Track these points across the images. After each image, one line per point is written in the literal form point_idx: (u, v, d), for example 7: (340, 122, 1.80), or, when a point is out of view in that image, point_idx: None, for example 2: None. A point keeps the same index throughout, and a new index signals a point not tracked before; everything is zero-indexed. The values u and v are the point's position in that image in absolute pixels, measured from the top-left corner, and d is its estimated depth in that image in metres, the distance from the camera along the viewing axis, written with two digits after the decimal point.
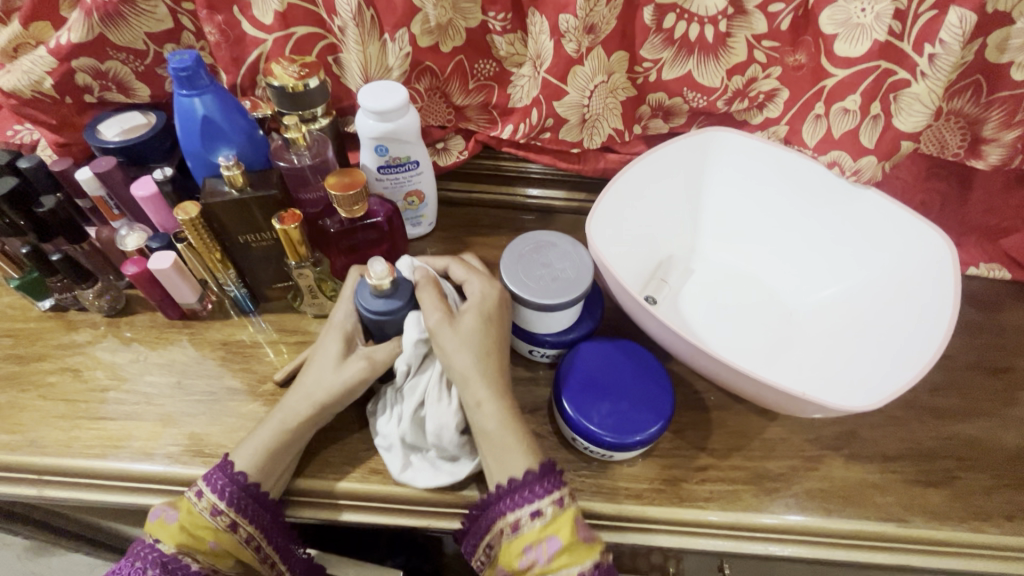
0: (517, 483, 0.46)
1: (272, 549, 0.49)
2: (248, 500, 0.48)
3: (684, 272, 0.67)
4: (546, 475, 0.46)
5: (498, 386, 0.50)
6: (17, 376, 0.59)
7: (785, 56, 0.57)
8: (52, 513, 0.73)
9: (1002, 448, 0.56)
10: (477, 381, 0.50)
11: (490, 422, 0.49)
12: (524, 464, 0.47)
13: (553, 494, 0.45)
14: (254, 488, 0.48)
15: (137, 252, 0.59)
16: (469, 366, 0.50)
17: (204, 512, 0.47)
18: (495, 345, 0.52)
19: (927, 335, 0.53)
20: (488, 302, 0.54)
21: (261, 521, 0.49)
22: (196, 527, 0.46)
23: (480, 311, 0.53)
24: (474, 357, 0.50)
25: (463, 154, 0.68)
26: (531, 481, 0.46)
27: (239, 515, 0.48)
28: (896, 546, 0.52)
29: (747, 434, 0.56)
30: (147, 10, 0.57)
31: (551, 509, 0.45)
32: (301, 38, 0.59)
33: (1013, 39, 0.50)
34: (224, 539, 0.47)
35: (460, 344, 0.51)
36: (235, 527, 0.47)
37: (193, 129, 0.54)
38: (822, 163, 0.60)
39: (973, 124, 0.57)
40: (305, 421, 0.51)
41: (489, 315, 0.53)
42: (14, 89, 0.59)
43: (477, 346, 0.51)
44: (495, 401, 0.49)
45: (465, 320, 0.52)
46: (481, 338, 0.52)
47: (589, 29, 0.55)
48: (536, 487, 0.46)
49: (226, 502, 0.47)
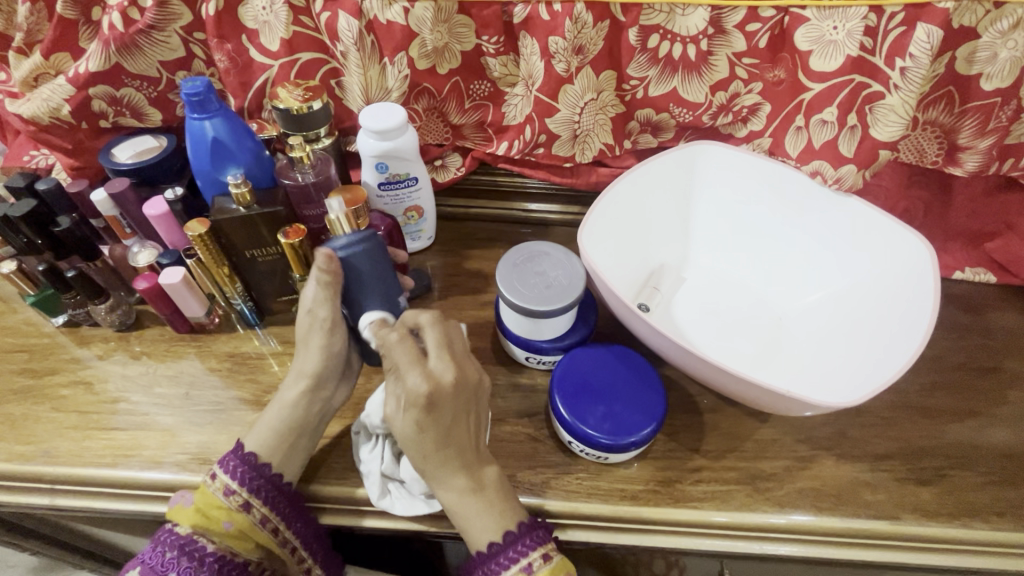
0: (485, 554, 0.47)
1: (290, 533, 0.51)
2: (260, 481, 0.50)
3: (675, 281, 0.69)
4: (513, 541, 0.47)
5: (456, 476, 0.49)
6: (32, 389, 0.61)
7: (765, 72, 0.60)
8: (59, 526, 0.74)
9: (991, 446, 0.57)
10: (432, 471, 0.49)
11: (453, 506, 0.49)
12: (488, 534, 0.48)
13: (520, 562, 0.47)
14: (266, 470, 0.50)
15: (148, 268, 0.62)
16: (421, 462, 0.49)
17: (217, 492, 0.49)
18: (444, 438, 0.48)
19: (910, 332, 0.55)
20: (418, 398, 0.46)
21: (275, 504, 0.50)
22: (210, 508, 0.48)
23: (413, 411, 0.47)
24: (421, 455, 0.48)
25: (460, 171, 0.71)
26: (497, 551, 0.47)
27: (252, 496, 0.49)
28: (890, 543, 0.53)
29: (740, 436, 0.58)
30: (161, 41, 0.60)
31: None
32: (305, 63, 0.62)
33: (979, 52, 0.53)
34: (238, 519, 0.48)
35: (407, 442, 0.48)
36: (247, 508, 0.49)
37: (203, 151, 0.57)
38: (805, 172, 0.63)
39: (948, 133, 0.60)
40: (302, 396, 0.54)
41: (428, 413, 0.47)
42: (34, 115, 0.63)
43: (422, 444, 0.48)
44: (456, 482, 0.49)
45: (401, 422, 0.48)
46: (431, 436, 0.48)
47: (577, 50, 0.58)
48: (501, 556, 0.47)
49: (239, 481, 0.49)
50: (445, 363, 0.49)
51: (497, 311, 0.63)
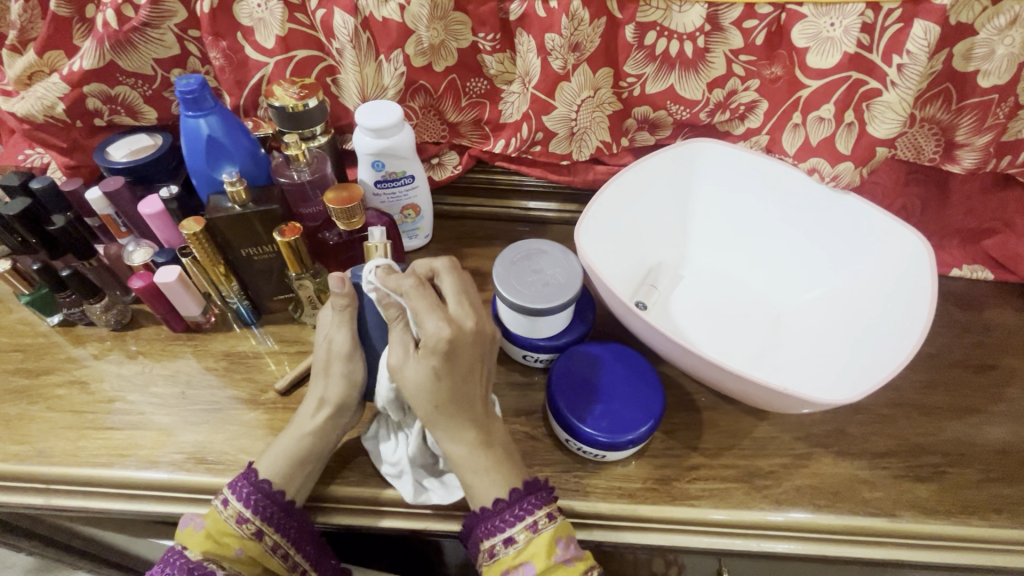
0: (489, 512, 0.47)
1: (300, 557, 0.50)
2: (273, 508, 0.49)
3: (673, 278, 0.68)
4: (518, 500, 0.47)
5: (465, 432, 0.49)
6: (27, 389, 0.61)
7: (762, 69, 0.60)
8: (55, 527, 0.74)
9: (989, 443, 0.57)
10: (442, 424, 0.49)
11: (461, 461, 0.49)
12: (495, 491, 0.48)
13: (526, 520, 0.46)
14: (280, 496, 0.49)
15: (143, 268, 0.62)
16: (429, 415, 0.49)
17: (230, 520, 0.48)
18: (455, 388, 0.48)
19: (907, 330, 0.55)
20: (439, 344, 0.47)
21: (286, 529, 0.50)
22: (222, 535, 0.48)
23: (432, 358, 0.47)
24: (431, 406, 0.48)
25: (457, 169, 0.71)
26: (501, 509, 0.47)
27: (265, 524, 0.49)
28: (888, 541, 0.53)
29: (738, 434, 0.58)
30: (155, 38, 0.60)
31: (523, 535, 0.46)
32: (301, 61, 0.62)
33: (977, 48, 0.53)
34: (250, 546, 0.48)
35: (419, 391, 0.48)
36: (259, 536, 0.48)
37: (198, 149, 0.57)
38: (802, 170, 0.63)
39: (945, 130, 0.60)
40: (323, 423, 0.53)
41: (447, 359, 0.47)
42: (28, 114, 0.62)
43: (436, 393, 0.48)
44: (464, 437, 0.49)
45: (416, 367, 0.48)
46: (443, 386, 0.48)
47: (574, 47, 0.58)
48: (506, 514, 0.47)
49: (251, 509, 0.48)
50: (463, 312, 0.49)
51: (495, 309, 0.63)
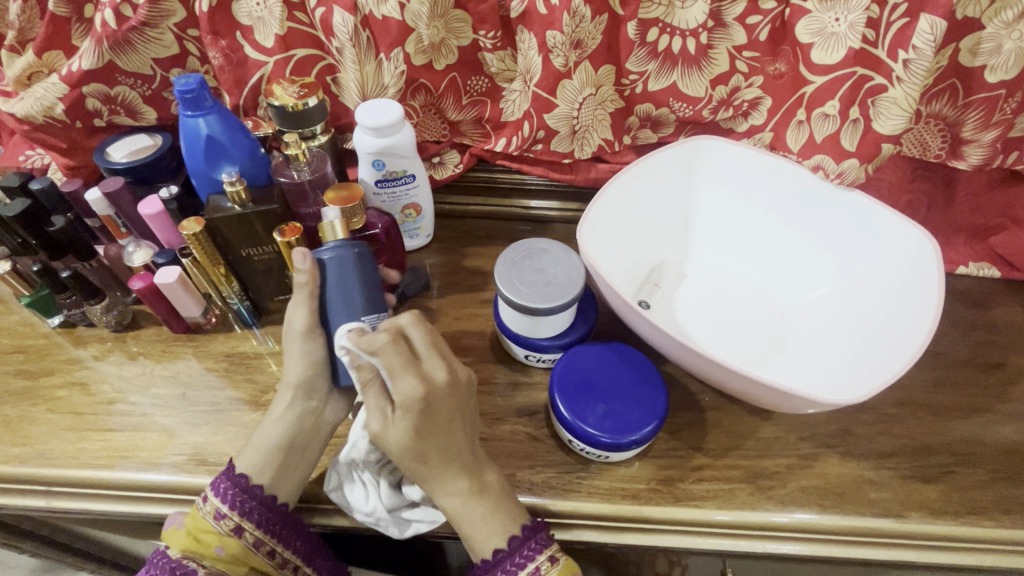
0: (503, 554, 0.47)
1: (288, 553, 0.50)
2: (251, 502, 0.49)
3: (675, 277, 0.68)
4: (533, 535, 0.48)
5: (454, 477, 0.48)
6: (27, 391, 0.61)
7: (765, 65, 0.59)
8: (58, 528, 0.74)
9: (997, 443, 0.56)
10: (431, 477, 0.48)
11: (453, 512, 0.48)
12: (493, 543, 0.47)
13: (528, 566, 0.47)
14: (257, 490, 0.49)
15: (143, 268, 0.61)
16: (416, 471, 0.48)
17: (208, 516, 0.48)
18: (439, 444, 0.47)
19: (914, 329, 0.54)
20: (413, 404, 0.46)
21: (268, 523, 0.49)
22: (201, 532, 0.48)
23: (411, 417, 0.46)
24: (416, 464, 0.48)
25: (458, 168, 0.70)
26: (517, 548, 0.47)
27: (244, 519, 0.48)
28: (895, 542, 0.52)
29: (742, 434, 0.57)
30: (154, 38, 0.60)
31: (540, 573, 0.47)
32: (301, 60, 0.62)
33: (984, 43, 0.52)
34: (230, 544, 0.47)
35: (402, 452, 0.47)
36: (238, 532, 0.48)
37: (197, 148, 0.56)
38: (807, 167, 0.62)
39: (952, 126, 0.59)
40: (290, 406, 0.52)
41: (424, 418, 0.46)
42: (27, 114, 0.62)
43: (421, 451, 0.47)
44: (456, 487, 0.48)
45: (396, 431, 0.46)
46: (423, 447, 0.47)
47: (576, 44, 0.58)
48: (523, 552, 0.47)
49: (229, 505, 0.48)
50: (438, 365, 0.48)
51: (496, 309, 0.62)
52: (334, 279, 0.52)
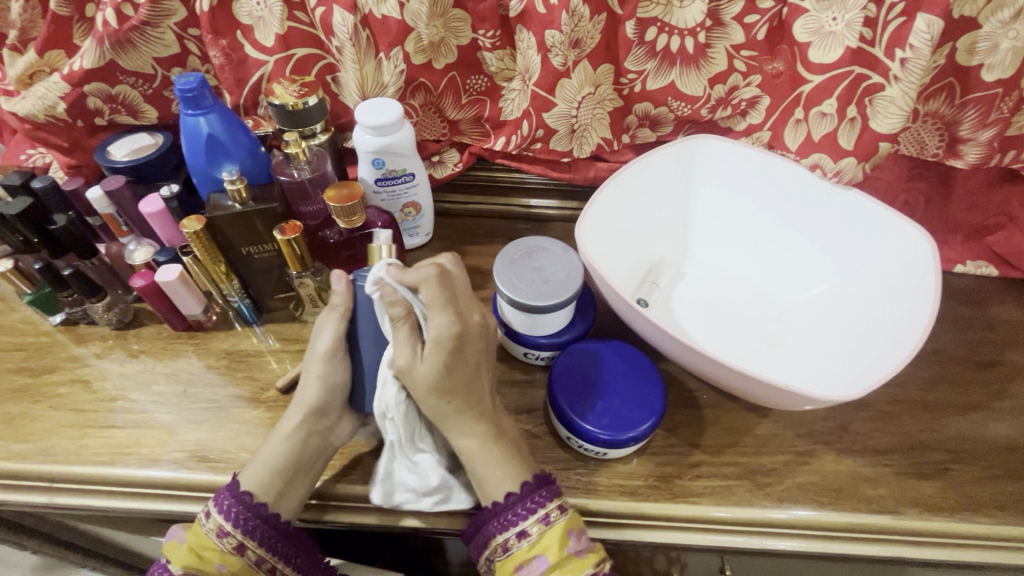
0: (504, 505, 0.47)
1: (288, 570, 0.50)
2: (255, 521, 0.48)
3: (674, 276, 0.68)
4: (531, 491, 0.47)
5: (474, 422, 0.50)
6: (29, 388, 0.61)
7: (763, 64, 0.60)
8: (60, 525, 0.74)
9: (993, 440, 0.56)
10: (453, 419, 0.49)
11: (469, 454, 0.49)
12: (507, 485, 0.48)
13: (537, 513, 0.47)
14: (262, 509, 0.49)
15: (145, 266, 0.62)
16: (437, 411, 0.49)
17: (210, 534, 0.48)
18: (464, 385, 0.49)
19: (911, 327, 0.54)
20: (448, 340, 0.47)
21: (271, 542, 0.49)
22: (204, 549, 0.47)
23: (445, 352, 0.47)
24: (440, 403, 0.48)
25: (457, 166, 0.70)
26: (515, 502, 0.47)
27: (247, 537, 0.48)
28: (891, 539, 0.52)
29: (740, 431, 0.57)
30: (155, 37, 0.60)
31: (536, 528, 0.46)
32: (301, 59, 0.62)
33: (981, 42, 0.53)
34: (232, 562, 0.47)
35: (430, 388, 0.48)
36: (242, 550, 0.48)
37: (198, 147, 0.57)
38: (805, 166, 0.62)
39: (949, 125, 0.59)
40: (299, 427, 0.51)
41: (457, 354, 0.48)
42: (29, 114, 0.63)
43: (449, 386, 0.48)
44: (474, 430, 0.50)
45: (427, 365, 0.47)
46: (449, 385, 0.48)
47: (574, 44, 0.58)
48: (519, 508, 0.47)
49: (233, 523, 0.48)
50: (471, 307, 0.50)
51: (495, 307, 0.63)
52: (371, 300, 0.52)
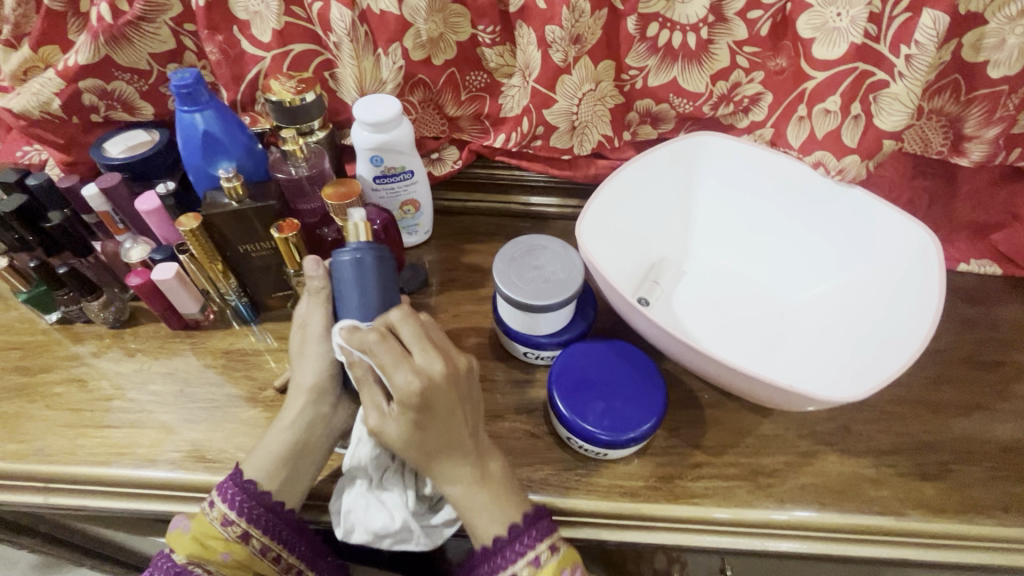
0: (495, 546, 0.47)
1: (293, 559, 0.49)
2: (259, 510, 0.48)
3: (675, 274, 0.68)
4: (522, 532, 0.47)
5: (459, 468, 0.48)
6: (25, 388, 0.61)
7: (766, 61, 0.59)
8: (58, 525, 0.74)
9: (997, 441, 0.56)
10: (434, 467, 0.48)
11: (459, 498, 0.48)
12: (494, 528, 0.47)
13: (528, 555, 0.46)
14: (266, 496, 0.49)
15: (141, 264, 0.61)
16: (418, 460, 0.48)
17: (215, 522, 0.47)
18: (439, 437, 0.47)
19: (914, 327, 0.54)
20: (409, 398, 0.45)
21: (276, 532, 0.49)
22: (208, 537, 0.47)
23: (408, 411, 0.46)
24: (417, 456, 0.47)
25: (457, 164, 0.70)
26: (503, 545, 0.47)
27: (251, 526, 0.48)
28: (894, 540, 0.52)
29: (741, 431, 0.57)
30: (151, 33, 0.59)
31: (527, 570, 0.46)
32: (298, 55, 0.61)
33: (987, 39, 0.52)
34: (237, 550, 0.47)
35: (404, 445, 0.47)
36: (246, 538, 0.47)
37: (194, 144, 0.56)
38: (807, 163, 0.61)
39: (953, 122, 0.58)
40: (302, 410, 0.52)
41: (424, 411, 0.46)
42: (24, 110, 0.62)
43: (423, 442, 0.47)
44: (460, 474, 0.48)
45: (394, 426, 0.47)
46: (422, 439, 0.47)
47: (575, 39, 0.57)
48: (509, 549, 0.46)
49: (237, 511, 0.48)
50: (431, 357, 0.47)
51: (495, 306, 0.62)
52: (351, 279, 0.51)
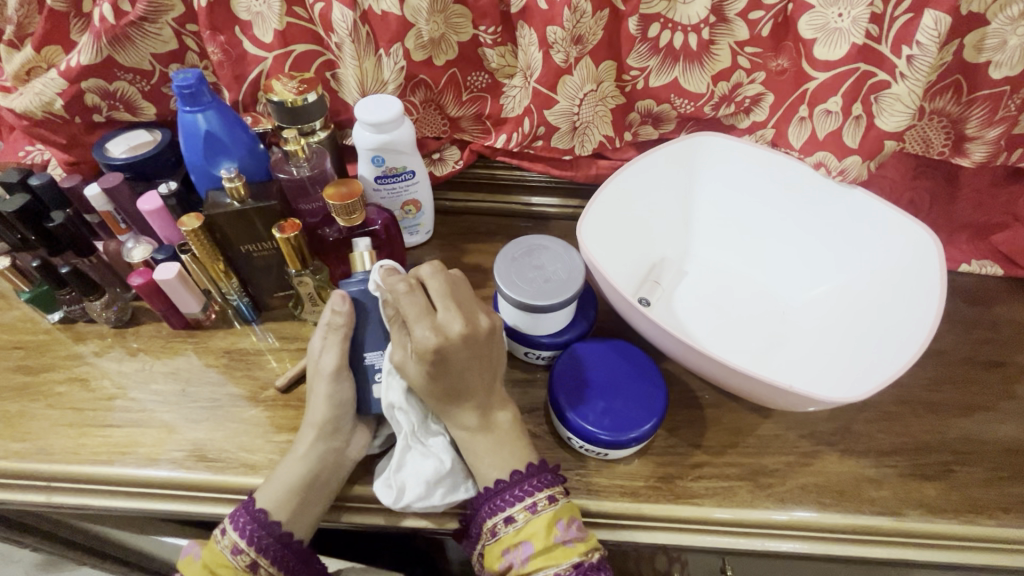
0: (502, 484, 0.48)
1: None
2: (269, 539, 0.48)
3: (676, 274, 0.68)
4: (524, 478, 0.48)
5: (472, 416, 0.50)
6: (27, 387, 0.61)
7: (767, 61, 0.59)
8: (60, 524, 0.74)
9: (998, 441, 0.56)
10: (450, 413, 0.50)
11: (466, 445, 0.50)
12: (495, 473, 0.49)
13: (525, 501, 0.47)
14: (274, 526, 0.48)
15: (142, 264, 0.61)
16: (437, 403, 0.50)
17: (225, 550, 0.48)
18: (454, 387, 0.49)
19: (915, 328, 0.54)
20: (426, 352, 0.47)
21: (283, 561, 0.49)
22: (217, 565, 0.47)
23: (424, 363, 0.47)
24: (435, 399, 0.50)
25: (458, 164, 0.70)
26: (506, 487, 0.48)
27: (259, 556, 0.48)
28: (894, 540, 0.52)
29: (742, 431, 0.57)
30: (153, 33, 0.60)
31: (523, 514, 0.47)
32: (300, 55, 0.61)
33: (988, 39, 0.52)
34: None
35: (422, 387, 0.49)
36: (253, 568, 0.48)
37: (196, 144, 0.56)
38: (809, 164, 0.61)
39: (955, 123, 0.58)
40: (314, 444, 0.51)
41: (438, 362, 0.47)
42: (27, 110, 0.62)
43: (439, 390, 0.49)
44: (467, 421, 0.50)
45: (414, 368, 0.49)
46: (437, 386, 0.49)
47: (576, 40, 0.57)
48: (509, 493, 0.48)
49: (246, 540, 0.48)
50: (453, 316, 0.49)
51: (496, 306, 0.62)
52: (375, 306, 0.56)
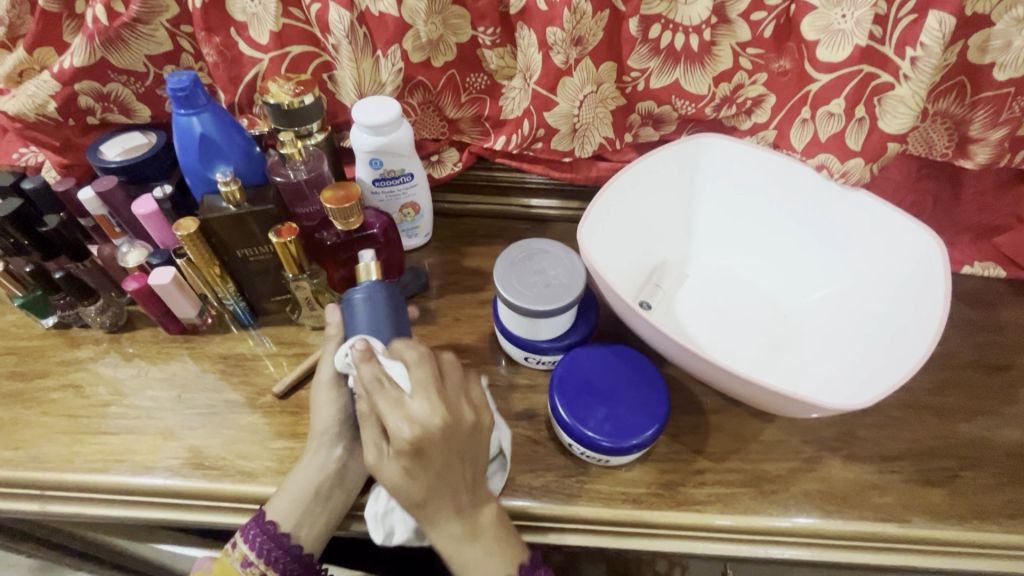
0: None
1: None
2: (276, 551, 0.49)
3: (677, 277, 0.67)
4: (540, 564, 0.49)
5: (450, 524, 0.47)
6: (21, 394, 0.60)
7: (769, 62, 0.58)
8: (56, 532, 0.73)
9: (1001, 446, 0.55)
10: (426, 515, 0.47)
11: (448, 553, 0.47)
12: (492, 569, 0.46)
13: None
14: (285, 539, 0.49)
15: (138, 268, 0.60)
16: (410, 505, 0.47)
17: (235, 562, 0.48)
18: (428, 490, 0.46)
19: (918, 333, 0.53)
20: (402, 445, 0.45)
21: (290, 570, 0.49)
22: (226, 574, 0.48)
23: (401, 458, 0.45)
24: (410, 499, 0.47)
25: (457, 166, 0.69)
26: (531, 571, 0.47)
27: (269, 568, 0.49)
28: (898, 546, 0.52)
29: (744, 437, 0.56)
30: (147, 34, 0.59)
31: None
32: (296, 57, 0.60)
33: (993, 40, 0.51)
34: None
35: (397, 490, 0.47)
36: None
37: (190, 147, 0.55)
38: (811, 166, 0.61)
39: (959, 124, 0.58)
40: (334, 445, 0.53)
41: (415, 457, 0.45)
42: (19, 112, 0.61)
43: (413, 490, 0.46)
44: (448, 530, 0.47)
45: (390, 466, 0.46)
46: (411, 489, 0.46)
47: (576, 41, 0.56)
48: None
49: (256, 552, 0.48)
50: (431, 405, 0.46)
51: (495, 311, 0.61)
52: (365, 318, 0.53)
